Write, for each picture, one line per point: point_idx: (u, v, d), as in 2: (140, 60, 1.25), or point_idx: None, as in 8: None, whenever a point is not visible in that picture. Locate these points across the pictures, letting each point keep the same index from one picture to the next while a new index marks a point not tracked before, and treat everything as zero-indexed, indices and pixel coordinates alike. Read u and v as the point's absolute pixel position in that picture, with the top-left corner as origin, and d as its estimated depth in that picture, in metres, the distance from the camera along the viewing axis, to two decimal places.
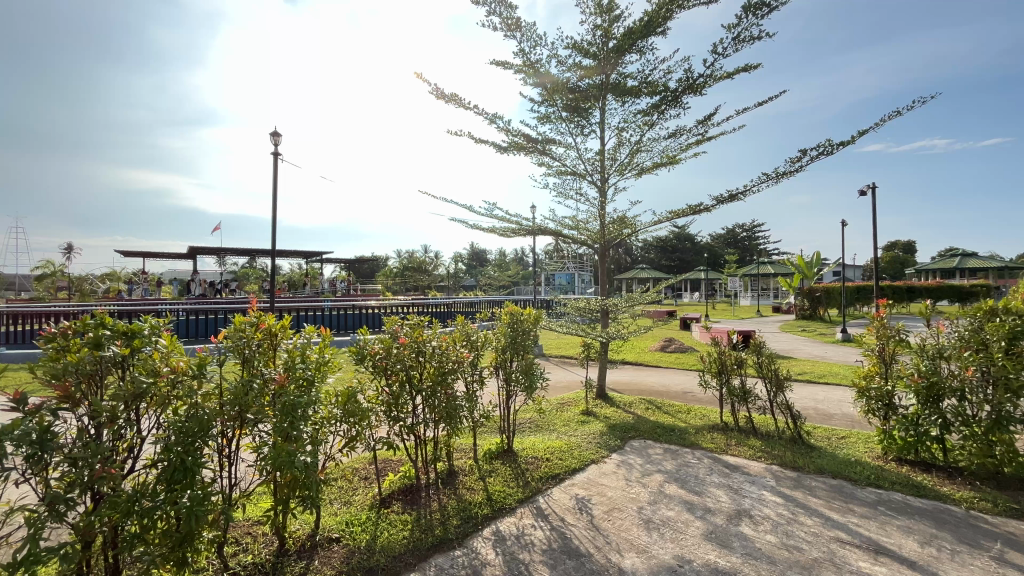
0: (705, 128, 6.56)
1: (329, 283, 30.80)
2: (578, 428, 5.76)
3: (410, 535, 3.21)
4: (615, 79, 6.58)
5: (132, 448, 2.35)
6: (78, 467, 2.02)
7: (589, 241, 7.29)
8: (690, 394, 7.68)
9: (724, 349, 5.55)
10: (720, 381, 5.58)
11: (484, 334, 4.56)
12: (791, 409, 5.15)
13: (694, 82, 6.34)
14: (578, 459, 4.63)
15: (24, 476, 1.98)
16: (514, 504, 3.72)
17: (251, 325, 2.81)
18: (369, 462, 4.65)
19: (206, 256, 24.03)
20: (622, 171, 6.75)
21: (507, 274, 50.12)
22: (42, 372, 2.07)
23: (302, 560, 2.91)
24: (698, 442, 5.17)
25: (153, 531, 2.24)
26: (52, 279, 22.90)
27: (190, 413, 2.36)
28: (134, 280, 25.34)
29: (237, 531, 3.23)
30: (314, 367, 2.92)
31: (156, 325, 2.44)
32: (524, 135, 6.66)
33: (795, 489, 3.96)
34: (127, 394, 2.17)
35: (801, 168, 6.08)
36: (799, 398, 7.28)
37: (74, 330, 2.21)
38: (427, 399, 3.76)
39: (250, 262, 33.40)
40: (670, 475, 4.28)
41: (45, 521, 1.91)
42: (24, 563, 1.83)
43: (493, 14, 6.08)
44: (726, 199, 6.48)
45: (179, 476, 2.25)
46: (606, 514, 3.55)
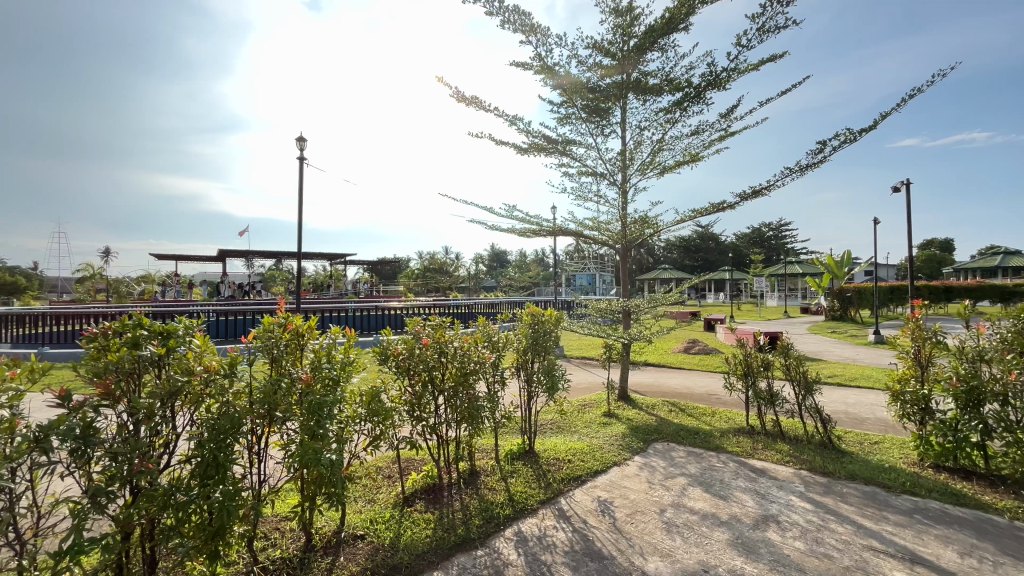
0: (728, 122, 6.43)
1: (352, 286, 31.25)
2: (600, 430, 5.72)
3: (433, 534, 3.24)
4: (636, 78, 6.52)
5: (168, 444, 2.43)
6: (118, 461, 2.11)
7: (610, 241, 7.25)
8: (716, 397, 7.53)
9: (750, 351, 5.43)
10: (746, 384, 5.45)
11: (505, 335, 4.59)
12: (821, 413, 5.00)
13: (717, 77, 6.23)
14: (600, 461, 4.60)
15: (68, 469, 2.07)
16: (535, 505, 3.72)
17: (280, 325, 2.90)
18: (392, 461, 4.72)
19: (235, 258, 24.81)
20: (644, 170, 6.68)
21: (527, 275, 50.29)
22: (84, 370, 2.17)
23: (328, 556, 2.97)
24: (723, 445, 5.08)
25: (188, 524, 2.32)
26: (92, 282, 24.00)
27: (222, 411, 2.45)
28: (168, 282, 26.36)
29: (266, 526, 3.33)
30: (339, 367, 2.97)
31: (190, 325, 2.53)
32: (544, 135, 6.64)
33: (825, 495, 3.85)
34: (163, 392, 2.27)
35: (824, 159, 5.93)
36: (829, 401, 7.07)
37: (113, 330, 2.31)
38: (450, 399, 3.81)
39: (277, 264, 34.28)
40: (694, 479, 4.21)
41: (87, 512, 2.00)
42: (69, 552, 1.92)
43: (507, 23, 6.10)
44: (750, 196, 6.36)
45: (212, 471, 2.34)
46: (629, 517, 3.52)
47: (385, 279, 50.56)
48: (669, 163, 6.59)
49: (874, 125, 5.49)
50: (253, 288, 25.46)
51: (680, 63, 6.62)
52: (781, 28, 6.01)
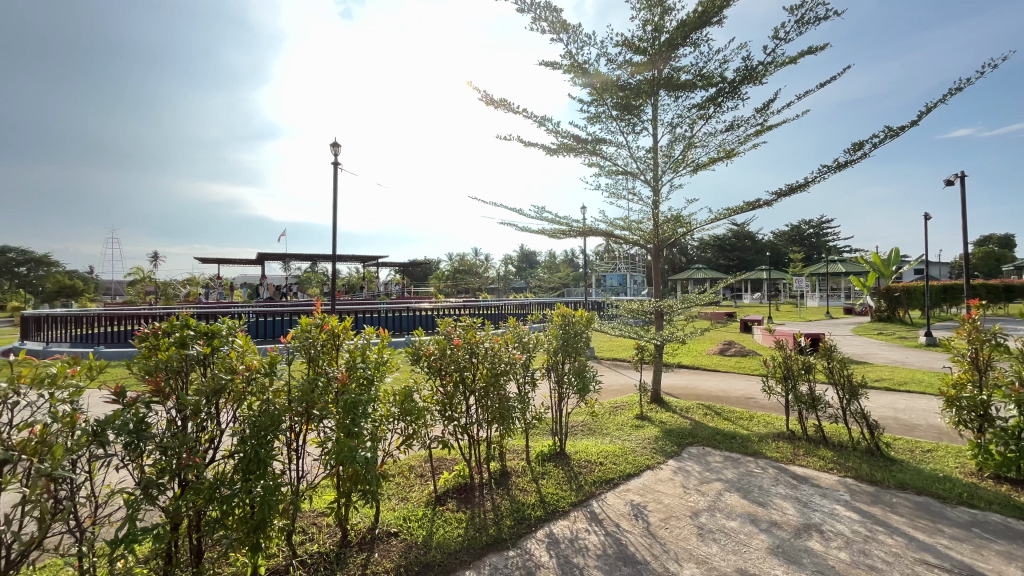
0: (764, 117, 6.21)
1: (385, 287, 31.90)
2: (632, 432, 5.63)
3: (465, 534, 3.26)
4: (667, 74, 6.40)
5: (213, 440, 2.53)
6: (168, 455, 2.22)
7: (642, 241, 7.13)
8: (753, 400, 7.31)
9: (790, 353, 5.23)
10: (786, 387, 5.26)
11: (535, 336, 4.58)
12: (868, 419, 4.76)
13: (752, 70, 6.04)
14: (633, 464, 4.52)
15: (122, 462, 2.19)
16: (567, 507, 3.69)
17: (317, 326, 2.98)
18: (424, 460, 4.78)
19: (272, 261, 25.72)
20: (677, 168, 6.54)
21: (557, 276, 50.08)
22: (138, 368, 2.30)
23: (363, 552, 3.03)
24: (761, 450, 4.91)
25: (231, 517, 2.40)
26: (141, 286, 25.23)
27: (263, 409, 2.54)
28: (210, 284, 27.51)
29: (305, 521, 3.43)
30: (373, 367, 3.03)
31: (233, 325, 2.63)
32: (573, 135, 6.60)
33: (873, 505, 3.67)
34: (209, 390, 2.37)
35: (866, 155, 5.65)
36: (876, 406, 6.74)
37: (163, 331, 2.42)
38: (481, 400, 3.82)
39: (312, 267, 35.29)
40: (731, 484, 4.09)
41: (140, 503, 2.11)
42: (124, 540, 2.03)
43: (539, 20, 6.09)
44: (787, 192, 6.12)
45: (253, 467, 2.42)
46: (663, 521, 3.45)
47: (417, 281, 51.32)
48: (702, 160, 6.43)
49: (918, 117, 5.19)
50: (290, 290, 26.28)
51: (713, 58, 6.46)
52: (821, 18, 5.77)
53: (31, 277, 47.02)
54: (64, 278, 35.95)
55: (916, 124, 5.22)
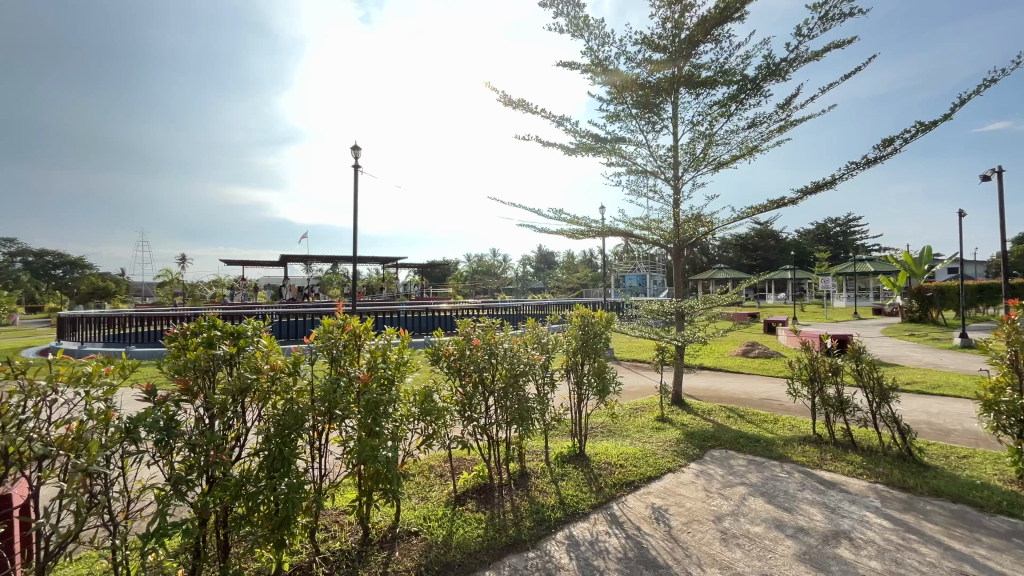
0: (788, 113, 6.08)
1: (404, 287, 32.23)
2: (653, 434, 5.57)
3: (484, 534, 3.26)
4: (688, 71, 6.32)
5: (239, 438, 2.58)
6: (197, 452, 2.28)
7: (662, 241, 7.03)
8: (778, 403, 7.14)
9: (817, 355, 5.09)
10: (812, 390, 5.12)
11: (555, 337, 4.56)
12: (899, 423, 4.60)
13: (775, 66, 5.91)
14: (654, 467, 4.47)
15: (153, 458, 2.25)
16: (587, 509, 3.66)
17: (339, 326, 3.03)
18: (444, 460, 4.81)
19: (295, 263, 26.24)
20: (698, 166, 6.45)
21: (575, 276, 49.85)
22: (167, 367, 2.37)
23: (384, 550, 3.06)
24: (787, 454, 4.79)
25: (257, 513, 2.45)
26: (170, 287, 26.00)
27: (287, 408, 2.59)
28: (236, 285, 28.21)
29: (327, 519, 3.48)
30: (394, 367, 3.06)
31: (258, 326, 2.68)
32: (592, 135, 6.56)
33: (905, 512, 3.54)
34: (235, 389, 2.43)
35: (896, 150, 5.47)
36: (908, 410, 6.52)
37: (191, 331, 2.49)
38: (500, 400, 3.82)
39: (333, 269, 35.87)
40: (756, 489, 4.00)
41: (170, 499, 2.17)
42: (156, 534, 2.09)
43: (560, 16, 6.08)
44: (813, 190, 5.97)
45: (277, 465, 2.47)
46: (686, 525, 3.39)
47: (436, 282, 51.66)
48: (724, 158, 6.31)
49: (951, 110, 5.00)
50: (312, 291, 26.76)
51: (735, 54, 6.34)
52: (846, 15, 5.61)
53: (67, 279, 48.89)
54: (98, 279, 37.29)
55: (949, 117, 5.03)
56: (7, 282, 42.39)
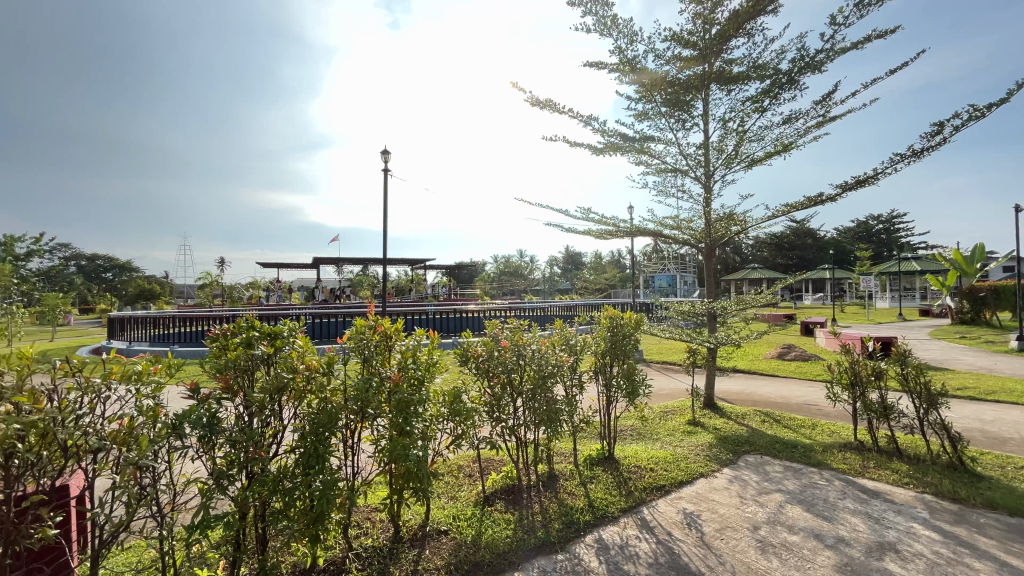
0: (826, 108, 5.86)
1: (433, 288, 32.67)
2: (684, 438, 5.45)
3: (514, 535, 3.27)
4: (719, 68, 6.18)
5: (276, 435, 2.67)
6: (238, 448, 2.38)
7: (693, 241, 6.89)
8: (817, 408, 6.88)
9: (858, 358, 4.88)
10: (854, 395, 4.92)
11: (583, 339, 4.54)
12: (948, 430, 4.37)
13: (811, 60, 5.71)
14: (685, 471, 4.38)
15: (197, 453, 2.36)
16: (616, 513, 3.62)
17: (370, 327, 3.09)
18: (472, 460, 4.85)
19: (327, 265, 26.95)
20: (730, 163, 6.29)
21: (603, 277, 49.37)
22: (210, 366, 2.47)
23: (414, 548, 3.11)
24: (826, 461, 4.62)
25: (293, 509, 2.53)
26: (210, 289, 27.08)
27: (321, 407, 2.67)
28: (272, 287, 29.14)
29: (359, 516, 3.55)
30: (424, 368, 3.09)
31: (294, 327, 2.76)
32: (620, 134, 6.49)
33: (957, 525, 3.36)
34: (273, 388, 2.53)
35: (945, 140, 5.21)
36: (959, 417, 6.17)
37: (231, 332, 2.59)
38: (529, 402, 3.82)
39: (363, 270, 36.62)
40: (793, 496, 3.87)
41: (212, 493, 2.27)
42: (200, 526, 2.19)
43: (588, 14, 6.04)
44: (854, 185, 5.73)
45: (312, 462, 2.55)
46: (719, 532, 3.31)
47: (463, 283, 52.09)
48: (758, 155, 6.14)
49: (1007, 97, 4.72)
50: (344, 292, 27.43)
51: (769, 48, 6.16)
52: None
53: (117, 281, 51.59)
54: (144, 282, 39.20)
55: (1003, 104, 4.75)
56: (64, 285, 45.08)
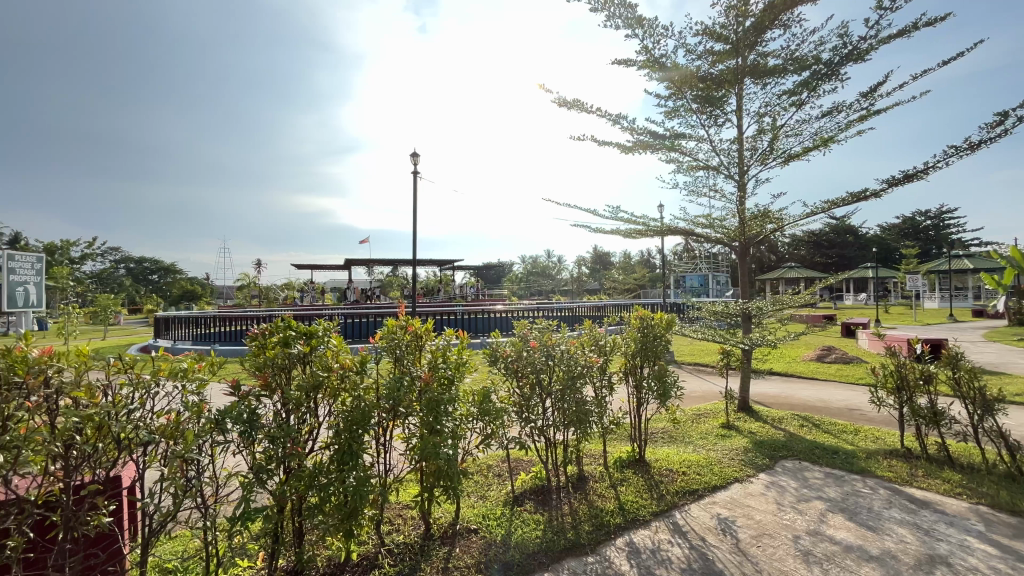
0: (870, 101, 5.61)
1: (461, 288, 32.94)
2: (718, 442, 5.32)
3: (543, 536, 3.26)
4: (753, 61, 6.01)
5: (312, 431, 2.75)
6: (276, 444, 2.47)
7: (726, 239, 6.71)
8: (860, 413, 6.59)
9: (904, 361, 4.65)
10: (900, 399, 4.69)
11: (612, 339, 4.49)
12: (1007, 439, 4.11)
13: (853, 49, 5.47)
14: (719, 476, 4.27)
15: (238, 448, 2.45)
16: (648, 516, 3.56)
17: (401, 327, 3.14)
18: (502, 460, 4.86)
19: (359, 266, 27.55)
20: (765, 160, 6.10)
21: (632, 277, 48.66)
22: (250, 364, 2.58)
23: (445, 546, 3.14)
24: (870, 468, 4.42)
25: (328, 503, 2.60)
26: (248, 290, 28.06)
27: (355, 405, 2.73)
28: (306, 288, 30.01)
29: (391, 512, 3.62)
30: (454, 367, 3.12)
31: (329, 326, 2.83)
32: (650, 133, 6.39)
33: (1016, 539, 3.16)
34: (309, 385, 2.61)
35: (1005, 132, 4.91)
36: (1018, 424, 5.79)
37: (269, 331, 2.67)
38: (558, 402, 3.80)
39: (393, 271, 37.24)
40: (835, 504, 3.72)
41: (253, 486, 2.36)
42: (242, 517, 2.28)
43: (613, 17, 5.97)
44: (901, 180, 5.47)
45: (347, 458, 2.61)
46: (755, 539, 3.22)
47: (491, 283, 52.31)
48: (795, 150, 5.93)
49: None
50: (374, 293, 27.94)
51: (807, 40, 5.95)
52: None
53: (162, 283, 54.20)
54: (187, 283, 41.05)
55: None
56: (114, 287, 47.64)
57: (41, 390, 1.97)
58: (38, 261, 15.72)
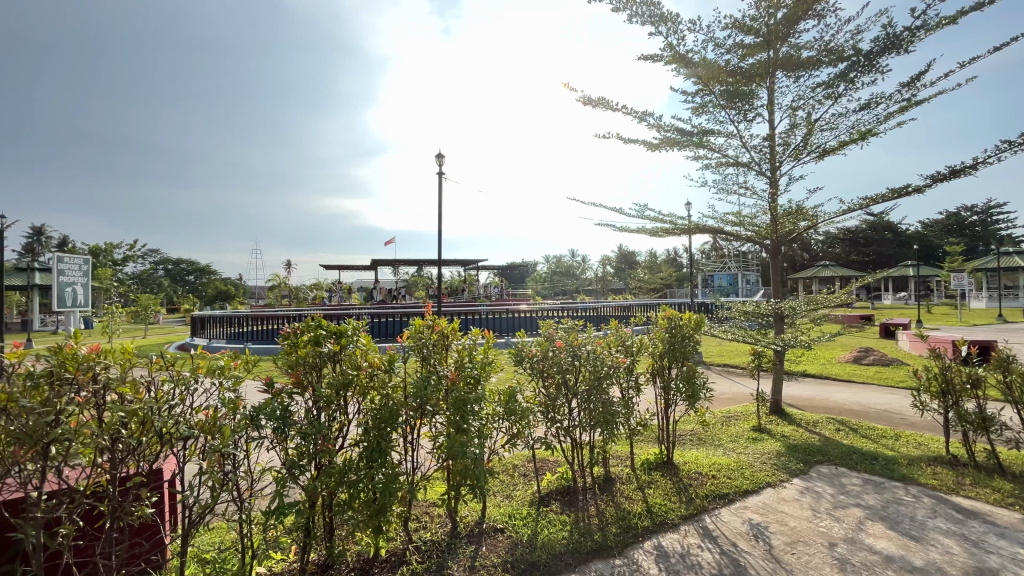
0: (912, 91, 5.37)
1: (485, 288, 33.06)
2: (749, 445, 5.19)
3: (570, 537, 3.24)
4: (785, 53, 5.84)
5: (342, 429, 2.81)
6: (308, 441, 2.53)
7: (757, 238, 6.53)
8: (900, 417, 6.32)
9: (950, 364, 4.43)
10: (945, 404, 4.47)
11: (639, 340, 4.43)
12: None
13: (895, 39, 5.24)
14: (751, 480, 4.16)
15: (272, 444, 2.53)
16: (677, 520, 3.50)
17: (428, 327, 3.17)
18: (527, 460, 4.86)
19: (385, 267, 27.95)
20: (798, 155, 5.91)
21: (657, 276, 47.92)
22: (282, 362, 2.66)
23: (472, 544, 3.15)
24: (912, 475, 4.23)
25: (358, 500, 2.65)
26: (279, 290, 28.86)
27: (383, 403, 2.77)
28: (334, 288, 30.66)
29: (418, 510, 3.66)
30: (480, 367, 3.13)
31: (358, 326, 2.87)
32: (677, 129, 6.27)
33: None
34: (339, 383, 2.68)
35: None
36: None
37: (301, 330, 2.74)
38: (584, 403, 3.77)
39: (419, 271, 37.66)
40: (875, 512, 3.57)
41: (286, 481, 2.43)
42: (275, 511, 2.35)
43: (635, 15, 5.89)
44: (947, 176, 5.22)
45: (376, 455, 2.66)
46: (790, 546, 3.12)
47: (515, 283, 52.33)
48: (830, 145, 5.73)
49: None
50: (400, 293, 28.32)
51: (843, 30, 5.74)
52: None
53: (199, 283, 56.30)
54: (221, 283, 42.57)
55: None
56: (154, 287, 49.74)
57: (90, 386, 2.06)
58: (84, 264, 16.56)
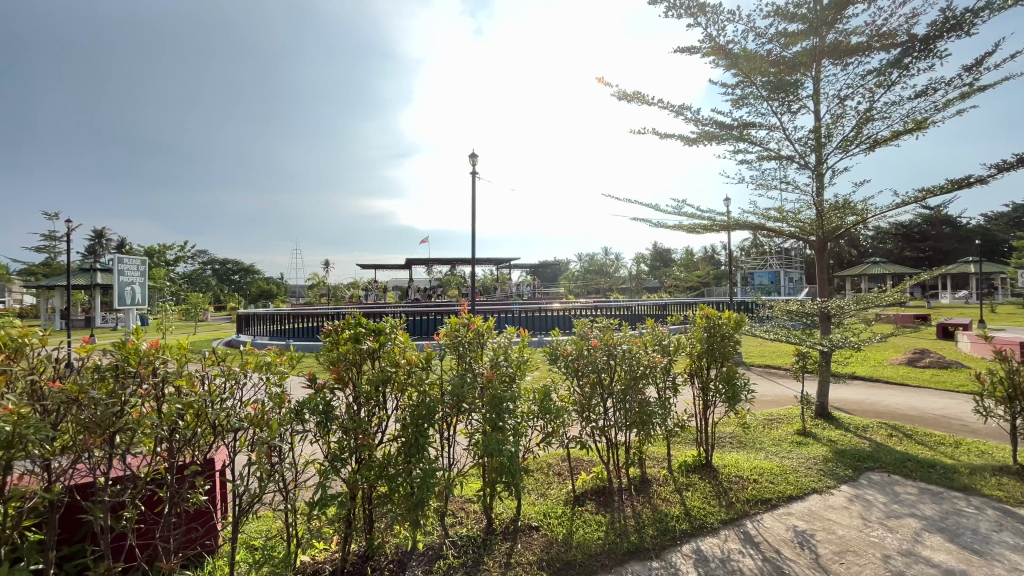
0: (975, 75, 5.02)
1: (518, 287, 33.08)
2: (793, 449, 4.99)
3: (605, 537, 3.22)
4: (833, 40, 5.57)
5: (381, 424, 2.88)
6: (349, 435, 2.62)
7: (802, 234, 6.27)
8: (961, 424, 5.93)
9: (1018, 367, 4.13)
10: (1012, 410, 4.17)
11: (677, 339, 4.33)
12: None
13: (957, 20, 4.90)
14: (795, 485, 4.01)
15: (315, 437, 2.62)
16: (716, 524, 3.42)
17: (464, 325, 3.21)
18: (563, 460, 4.85)
19: (420, 266, 28.39)
20: (847, 146, 5.64)
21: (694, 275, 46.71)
22: (324, 358, 2.75)
23: (507, 541, 3.18)
24: (974, 486, 3.97)
25: (396, 494, 2.72)
26: (319, 289, 29.79)
27: (420, 400, 2.82)
28: (371, 287, 31.39)
29: (454, 505, 3.72)
30: (515, 366, 3.14)
31: (396, 323, 2.93)
32: (716, 123, 6.10)
33: None
34: (379, 379, 2.74)
35: None
36: None
37: (342, 327, 2.81)
38: (620, 402, 3.73)
39: (452, 271, 38.09)
40: (933, 524, 3.37)
41: (329, 473, 2.52)
42: (319, 502, 2.45)
43: (671, 8, 5.76)
44: (1015, 165, 4.85)
45: (414, 451, 2.72)
46: (838, 555, 2.99)
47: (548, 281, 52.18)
48: (882, 135, 5.43)
49: None
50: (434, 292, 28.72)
51: (897, 13, 5.43)
52: None
53: (244, 283, 58.83)
54: (265, 283, 44.35)
55: None
56: (203, 286, 52.37)
57: (150, 379, 2.19)
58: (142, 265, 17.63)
